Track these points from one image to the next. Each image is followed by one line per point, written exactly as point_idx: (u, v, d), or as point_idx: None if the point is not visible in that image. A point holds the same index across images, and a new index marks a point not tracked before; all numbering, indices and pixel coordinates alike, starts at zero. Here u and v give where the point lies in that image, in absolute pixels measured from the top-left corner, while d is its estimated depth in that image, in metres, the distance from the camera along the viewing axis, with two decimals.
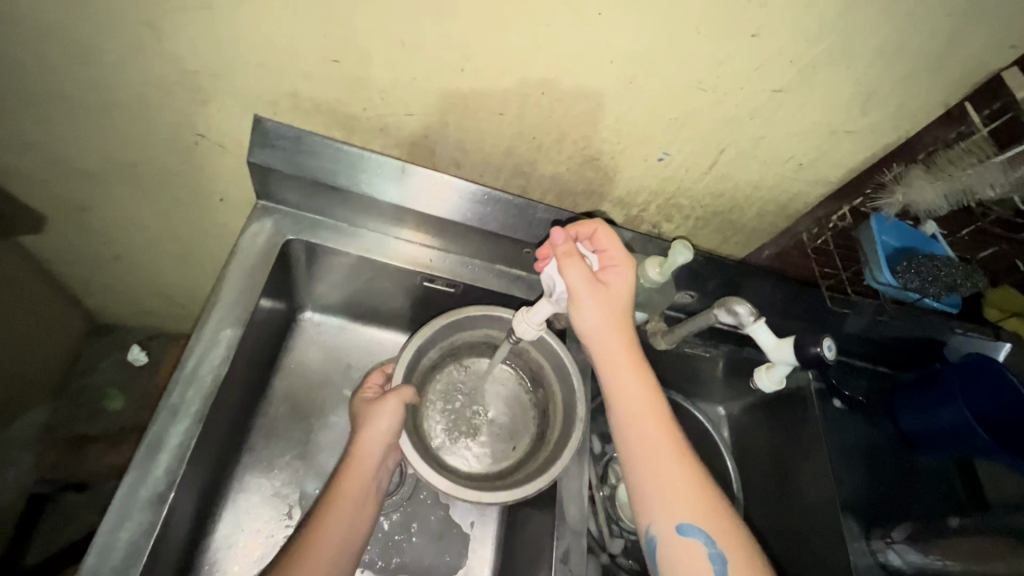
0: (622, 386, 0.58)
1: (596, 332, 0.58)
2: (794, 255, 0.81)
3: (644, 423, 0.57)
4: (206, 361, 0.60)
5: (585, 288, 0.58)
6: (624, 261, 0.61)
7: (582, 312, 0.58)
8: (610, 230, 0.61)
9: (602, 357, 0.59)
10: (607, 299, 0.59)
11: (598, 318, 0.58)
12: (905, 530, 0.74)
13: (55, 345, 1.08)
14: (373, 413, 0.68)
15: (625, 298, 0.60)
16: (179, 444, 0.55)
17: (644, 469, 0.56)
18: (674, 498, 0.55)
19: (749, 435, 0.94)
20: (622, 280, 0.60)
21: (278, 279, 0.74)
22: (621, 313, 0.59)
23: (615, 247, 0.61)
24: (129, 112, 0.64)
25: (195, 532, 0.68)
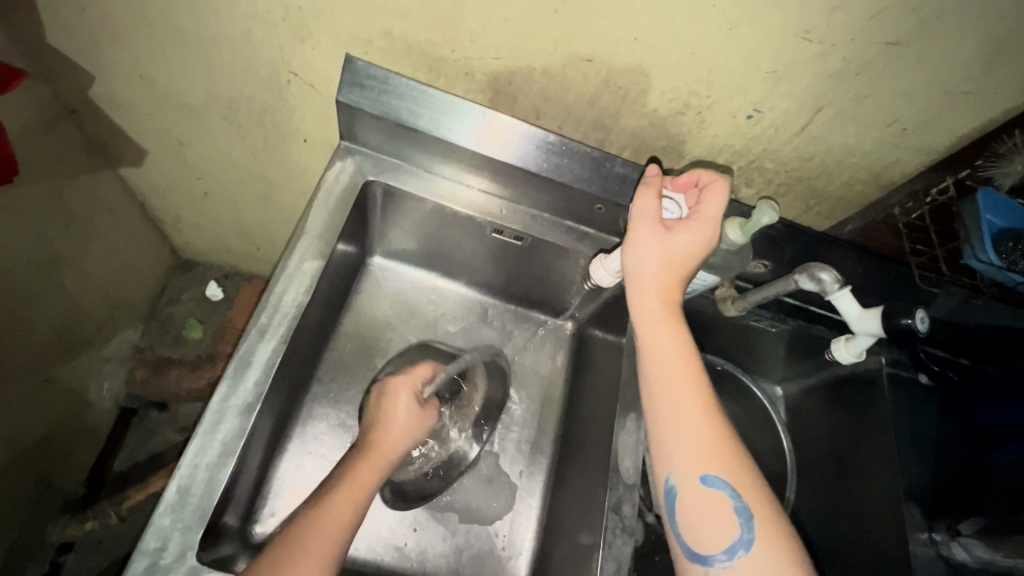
0: (652, 333, 0.58)
1: (640, 273, 0.60)
2: (879, 230, 0.77)
3: (668, 373, 0.56)
4: (290, 288, 0.64)
5: (649, 229, 0.59)
6: (709, 220, 0.59)
7: (636, 252, 0.60)
8: (716, 186, 0.60)
9: (640, 305, 0.60)
10: (668, 246, 0.59)
11: (648, 257, 0.59)
12: (973, 523, 0.70)
13: (146, 273, 1.17)
14: (419, 422, 0.70)
15: (688, 256, 0.59)
16: (266, 361, 0.59)
17: (667, 419, 0.55)
18: (699, 448, 0.53)
19: (808, 415, 0.92)
20: (699, 236, 0.59)
21: (356, 220, 0.77)
22: (679, 265, 0.59)
23: (709, 204, 0.59)
24: (231, 48, 0.67)
25: (270, 448, 0.73)
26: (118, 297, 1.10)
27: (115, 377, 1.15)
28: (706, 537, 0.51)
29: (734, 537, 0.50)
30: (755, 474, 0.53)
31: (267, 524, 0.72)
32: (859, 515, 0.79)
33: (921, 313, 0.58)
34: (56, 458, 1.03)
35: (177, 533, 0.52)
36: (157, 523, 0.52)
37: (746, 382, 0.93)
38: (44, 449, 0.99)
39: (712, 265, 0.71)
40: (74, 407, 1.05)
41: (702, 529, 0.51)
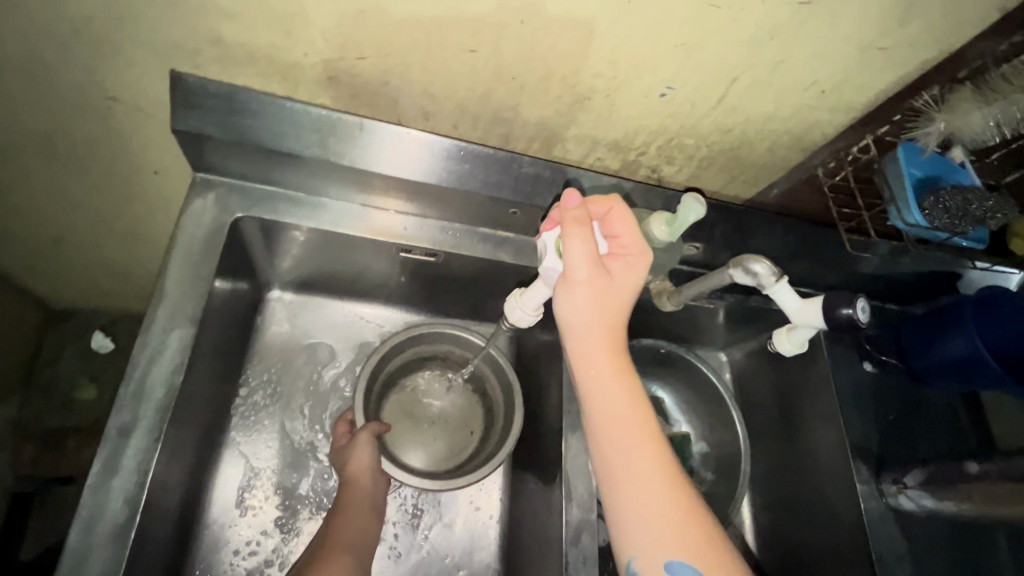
0: (601, 392, 0.51)
1: (580, 326, 0.50)
2: (804, 192, 0.73)
3: (622, 438, 0.49)
4: (156, 366, 0.52)
5: (585, 272, 0.49)
6: (639, 251, 0.52)
7: (572, 298, 0.50)
8: (627, 211, 0.52)
9: (581, 359, 0.52)
10: (605, 291, 0.50)
11: (586, 307, 0.50)
12: (920, 475, 0.72)
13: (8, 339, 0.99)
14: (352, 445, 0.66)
15: (628, 300, 0.51)
16: (138, 466, 0.49)
17: (624, 495, 0.48)
18: (662, 530, 0.47)
19: (752, 381, 0.93)
20: (632, 273, 0.51)
21: (233, 259, 0.65)
22: (617, 311, 0.51)
23: (632, 230, 0.52)
24: (23, 73, 0.53)
25: (177, 541, 0.63)
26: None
27: None
28: None
29: None
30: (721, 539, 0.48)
31: None
32: (809, 478, 0.80)
33: (860, 301, 0.55)
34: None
35: None
36: None
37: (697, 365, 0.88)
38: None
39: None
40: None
41: None
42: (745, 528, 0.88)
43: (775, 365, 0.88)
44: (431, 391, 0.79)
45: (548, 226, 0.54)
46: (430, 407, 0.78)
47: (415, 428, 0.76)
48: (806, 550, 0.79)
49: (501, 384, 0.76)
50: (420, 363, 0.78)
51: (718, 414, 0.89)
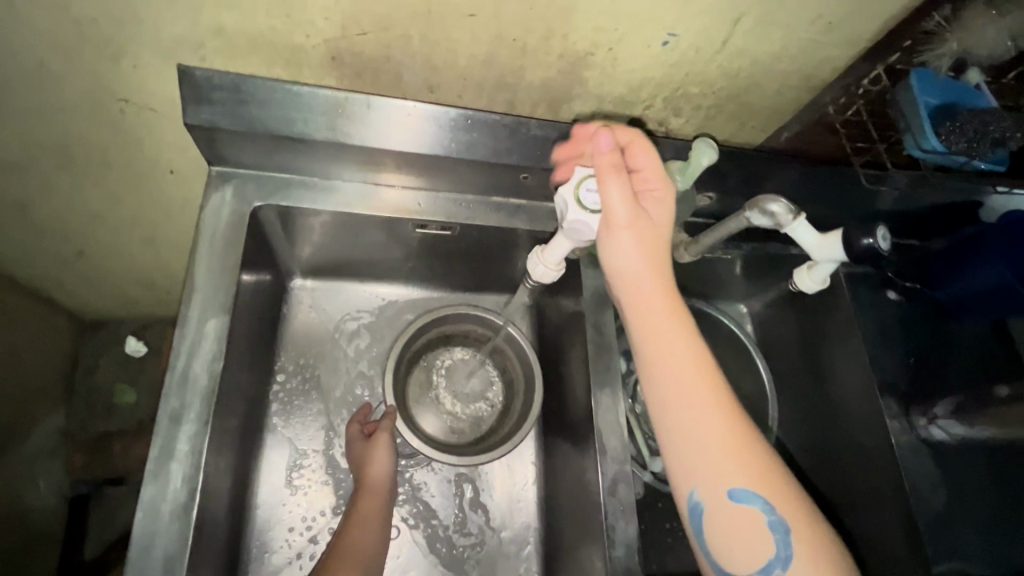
0: (653, 331, 0.51)
1: (627, 269, 0.52)
2: (816, 132, 0.72)
3: (682, 380, 0.51)
4: (195, 355, 0.54)
5: (626, 214, 0.51)
6: (667, 187, 0.54)
7: (618, 241, 0.52)
8: (650, 146, 0.54)
9: (631, 299, 0.53)
10: (647, 230, 0.52)
11: (631, 249, 0.52)
12: (948, 406, 0.74)
13: (47, 353, 1.02)
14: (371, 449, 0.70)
15: (663, 235, 0.53)
16: (192, 449, 0.51)
17: (683, 430, 0.49)
18: (722, 459, 0.49)
19: (774, 330, 0.93)
20: (665, 205, 0.53)
21: (256, 250, 0.66)
22: (660, 248, 0.53)
23: (656, 165, 0.54)
24: (37, 83, 0.54)
25: (232, 524, 0.66)
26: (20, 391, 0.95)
27: (51, 470, 1.02)
28: (738, 556, 0.48)
29: (769, 554, 0.47)
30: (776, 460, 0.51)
31: None
32: (840, 418, 0.81)
33: (880, 231, 0.56)
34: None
35: None
36: None
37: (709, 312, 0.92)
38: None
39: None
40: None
41: (734, 549, 0.48)
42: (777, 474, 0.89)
43: (797, 310, 0.88)
44: (453, 369, 0.82)
45: (566, 181, 0.55)
46: (452, 385, 0.81)
47: (440, 406, 0.80)
48: (839, 489, 0.80)
49: (522, 364, 0.79)
50: (439, 343, 0.82)
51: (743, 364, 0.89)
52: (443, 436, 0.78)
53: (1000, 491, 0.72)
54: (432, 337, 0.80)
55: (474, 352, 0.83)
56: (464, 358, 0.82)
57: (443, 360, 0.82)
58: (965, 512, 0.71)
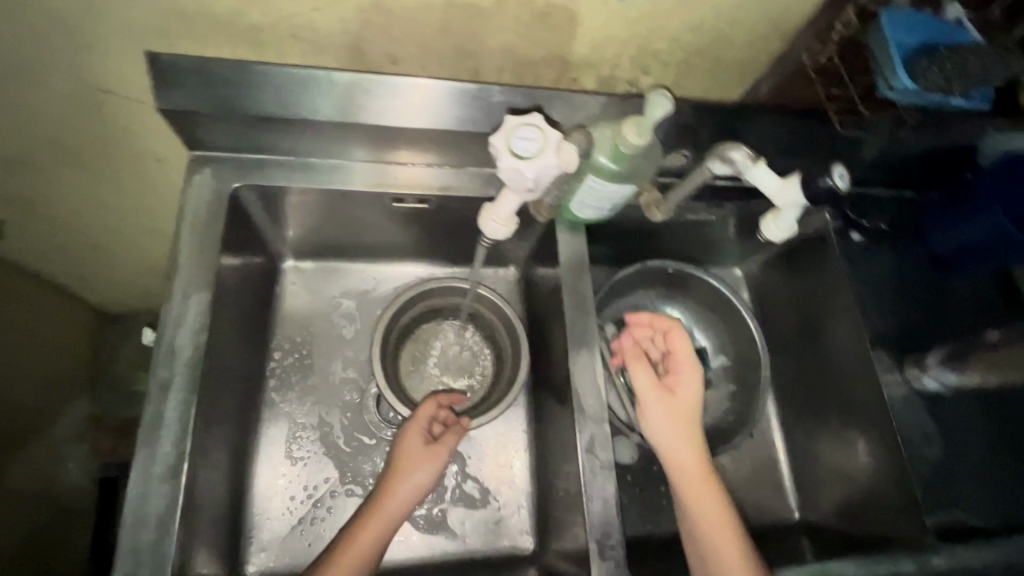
0: (692, 492, 0.66)
1: (664, 440, 0.68)
2: (792, 83, 0.71)
3: (700, 485, 0.66)
4: (182, 330, 0.57)
5: (652, 394, 0.70)
6: (689, 365, 0.71)
7: (650, 412, 0.69)
8: (685, 334, 0.72)
9: (678, 473, 0.67)
10: (675, 406, 0.69)
11: (664, 423, 0.68)
12: (941, 354, 0.70)
13: (71, 344, 1.08)
14: (418, 459, 0.69)
15: (693, 401, 0.70)
16: (179, 416, 0.54)
17: (705, 543, 0.64)
18: (722, 549, 0.63)
19: (771, 293, 0.92)
20: (688, 382, 0.71)
21: (241, 232, 0.69)
22: (686, 411, 0.69)
23: (684, 349, 0.72)
24: (21, 80, 0.57)
25: (233, 493, 0.69)
26: (48, 377, 1.01)
27: (78, 454, 1.08)
28: None
29: None
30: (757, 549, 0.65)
31: (259, 561, 0.71)
32: (835, 376, 0.79)
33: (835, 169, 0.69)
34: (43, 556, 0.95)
35: None
36: None
37: (706, 278, 0.87)
38: (21, 551, 0.90)
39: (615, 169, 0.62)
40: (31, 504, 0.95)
41: None
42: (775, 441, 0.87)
43: (789, 269, 0.87)
44: (444, 341, 0.84)
45: (496, 130, 0.53)
46: (444, 356, 0.83)
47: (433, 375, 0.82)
48: (834, 449, 0.79)
49: (510, 334, 0.81)
50: (429, 316, 0.84)
51: (734, 327, 0.89)
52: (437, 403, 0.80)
53: (999, 439, 0.71)
54: (421, 310, 0.82)
55: (464, 325, 0.85)
56: (454, 330, 0.85)
57: (433, 333, 0.84)
58: (956, 462, 0.70)
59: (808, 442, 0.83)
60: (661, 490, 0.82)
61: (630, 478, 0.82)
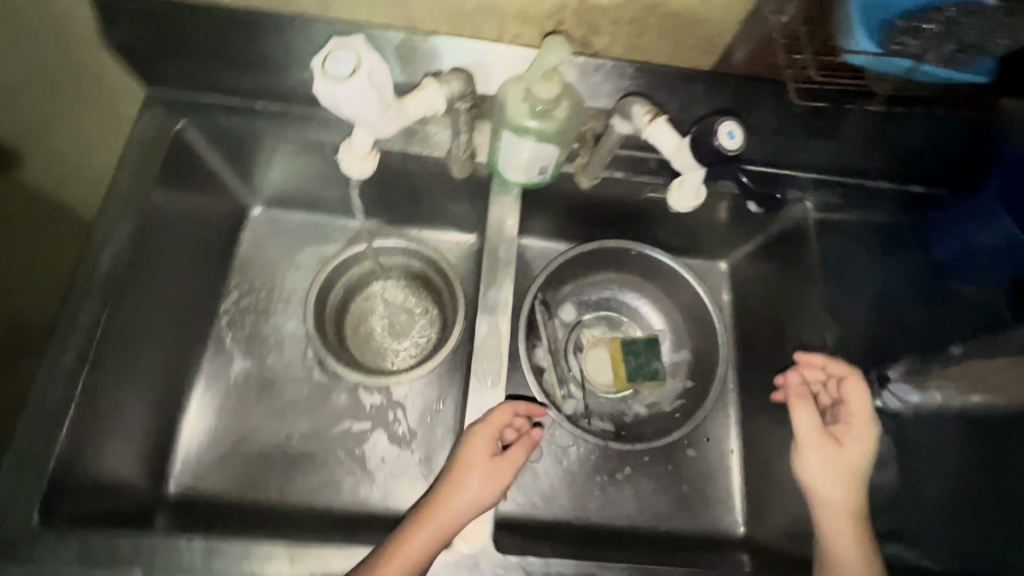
0: (839, 539, 0.61)
1: (815, 481, 0.63)
2: (765, 53, 0.65)
3: (840, 537, 0.61)
4: (106, 251, 0.66)
5: (809, 435, 0.65)
6: (863, 418, 0.64)
7: (805, 456, 0.64)
8: (863, 385, 0.65)
9: (828, 517, 0.62)
10: (840, 454, 0.63)
11: (818, 465, 0.64)
12: (902, 368, 0.65)
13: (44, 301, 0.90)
14: (490, 468, 0.59)
15: (859, 460, 0.63)
16: (89, 322, 0.63)
17: None
18: None
19: (749, 287, 0.82)
20: (857, 437, 0.64)
21: (193, 173, 0.74)
22: (851, 463, 0.63)
23: (863, 399, 0.65)
24: None
25: (167, 415, 0.73)
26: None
27: None
28: None
29: None
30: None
31: (179, 478, 0.73)
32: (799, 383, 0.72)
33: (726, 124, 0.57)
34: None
35: None
36: None
37: (680, 271, 0.81)
38: None
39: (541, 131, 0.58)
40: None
41: None
42: (731, 453, 0.81)
43: (769, 260, 0.79)
44: (393, 300, 0.84)
45: (315, 56, 0.51)
46: (387, 314, 0.83)
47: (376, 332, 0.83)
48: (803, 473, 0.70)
49: (453, 300, 0.80)
50: (380, 273, 0.85)
51: (699, 322, 0.83)
52: (376, 359, 0.81)
53: None
54: (372, 267, 0.84)
55: (417, 288, 0.84)
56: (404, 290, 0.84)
57: (381, 290, 0.84)
58: (920, 494, 0.63)
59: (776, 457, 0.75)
60: (596, 479, 0.78)
61: (568, 463, 0.79)
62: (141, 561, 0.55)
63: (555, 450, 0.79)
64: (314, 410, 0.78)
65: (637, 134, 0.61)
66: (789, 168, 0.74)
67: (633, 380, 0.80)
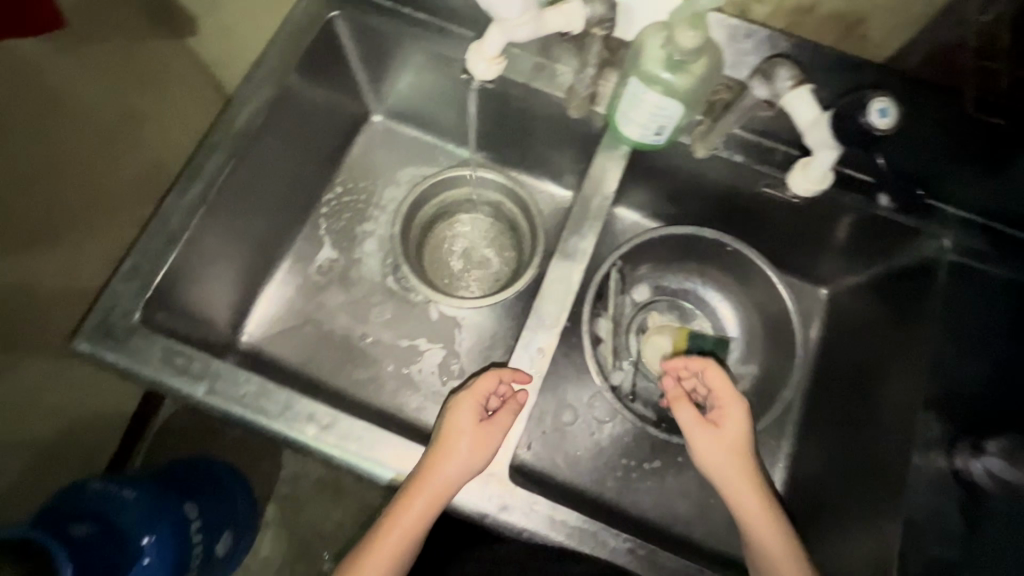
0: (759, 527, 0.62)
1: (716, 470, 0.64)
2: (944, 55, 0.61)
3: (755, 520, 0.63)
4: (243, 109, 0.70)
5: (698, 431, 0.65)
6: (735, 401, 0.66)
7: (700, 451, 0.65)
8: (720, 369, 0.68)
9: (742, 504, 0.63)
10: (727, 440, 0.65)
11: (713, 456, 0.64)
12: (1003, 442, 0.56)
13: (179, 150, 1.02)
14: (480, 440, 0.57)
15: (743, 434, 0.65)
16: (215, 169, 0.68)
17: None
18: None
19: (846, 324, 0.78)
20: (735, 421, 0.65)
21: (332, 64, 0.78)
22: (741, 450, 0.64)
23: (725, 385, 0.67)
24: None
25: (255, 277, 0.80)
26: (65, 182, 0.85)
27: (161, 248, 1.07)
28: None
29: None
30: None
31: (250, 334, 0.80)
32: (882, 429, 0.67)
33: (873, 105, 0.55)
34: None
35: (125, 297, 0.62)
36: (113, 288, 0.62)
37: (778, 286, 0.75)
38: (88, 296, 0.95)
39: (670, 84, 0.57)
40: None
41: None
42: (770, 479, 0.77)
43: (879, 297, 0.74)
44: (476, 234, 0.87)
45: None
46: (468, 245, 0.86)
47: (453, 259, 0.86)
48: (864, 528, 0.64)
49: (534, 246, 0.81)
50: (470, 206, 0.87)
51: (779, 337, 0.77)
52: (447, 281, 0.85)
53: None
54: (467, 198, 0.86)
55: (501, 228, 0.87)
56: (489, 228, 0.87)
57: (468, 223, 0.87)
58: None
59: (823, 500, 0.71)
60: (621, 461, 0.76)
61: (599, 436, 0.77)
62: (208, 380, 0.59)
63: (590, 420, 0.77)
64: (379, 311, 0.83)
65: (777, 102, 0.60)
66: (937, 202, 0.68)
67: None
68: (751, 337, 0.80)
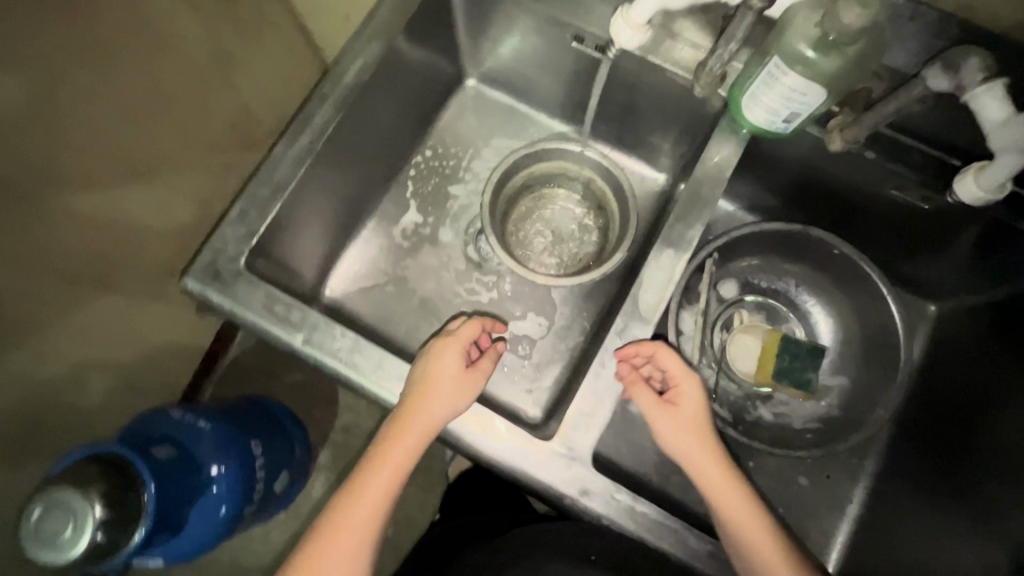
0: (728, 505, 0.58)
1: (683, 452, 0.59)
2: None
3: (723, 495, 0.59)
4: (353, 63, 0.69)
5: (655, 412, 0.59)
6: (687, 377, 0.60)
7: (661, 434, 0.60)
8: (670, 348, 0.59)
9: (708, 481, 0.59)
10: (683, 419, 0.59)
11: (672, 436, 0.59)
12: None
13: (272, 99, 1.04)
14: (460, 382, 0.59)
15: (701, 409, 0.60)
16: (323, 122, 0.68)
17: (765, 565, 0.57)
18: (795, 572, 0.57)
19: (950, 345, 0.73)
20: (690, 397, 0.60)
21: (440, 22, 0.76)
22: (701, 426, 0.60)
23: (677, 362, 0.60)
24: None
25: (343, 233, 0.81)
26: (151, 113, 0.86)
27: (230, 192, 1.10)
28: None
29: None
30: (794, 547, 0.59)
31: (333, 290, 0.81)
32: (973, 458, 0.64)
33: None
34: (70, 298, 0.83)
35: (233, 241, 0.63)
36: (223, 231, 0.64)
37: (886, 298, 0.69)
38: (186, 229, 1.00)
39: (813, 64, 0.53)
40: (54, 210, 0.76)
41: None
42: (848, 497, 0.74)
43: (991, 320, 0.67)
44: (562, 212, 0.85)
45: None
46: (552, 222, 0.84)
47: (537, 235, 0.84)
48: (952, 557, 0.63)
49: (623, 229, 0.78)
50: (558, 181, 0.84)
51: (878, 352, 0.72)
52: (529, 256, 0.83)
53: None
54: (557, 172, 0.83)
55: (588, 207, 0.84)
56: (576, 206, 0.85)
57: (555, 198, 0.85)
58: None
59: (901, 522, 0.68)
60: None
61: None
62: (306, 330, 0.61)
63: None
64: (462, 280, 0.83)
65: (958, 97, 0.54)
66: None
67: (778, 379, 0.73)
68: (847, 348, 0.76)
